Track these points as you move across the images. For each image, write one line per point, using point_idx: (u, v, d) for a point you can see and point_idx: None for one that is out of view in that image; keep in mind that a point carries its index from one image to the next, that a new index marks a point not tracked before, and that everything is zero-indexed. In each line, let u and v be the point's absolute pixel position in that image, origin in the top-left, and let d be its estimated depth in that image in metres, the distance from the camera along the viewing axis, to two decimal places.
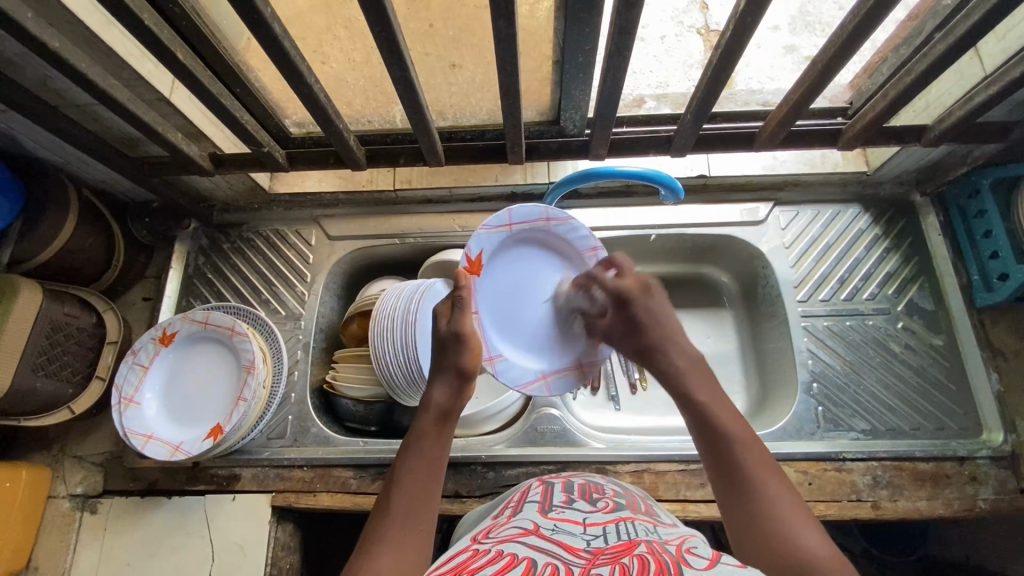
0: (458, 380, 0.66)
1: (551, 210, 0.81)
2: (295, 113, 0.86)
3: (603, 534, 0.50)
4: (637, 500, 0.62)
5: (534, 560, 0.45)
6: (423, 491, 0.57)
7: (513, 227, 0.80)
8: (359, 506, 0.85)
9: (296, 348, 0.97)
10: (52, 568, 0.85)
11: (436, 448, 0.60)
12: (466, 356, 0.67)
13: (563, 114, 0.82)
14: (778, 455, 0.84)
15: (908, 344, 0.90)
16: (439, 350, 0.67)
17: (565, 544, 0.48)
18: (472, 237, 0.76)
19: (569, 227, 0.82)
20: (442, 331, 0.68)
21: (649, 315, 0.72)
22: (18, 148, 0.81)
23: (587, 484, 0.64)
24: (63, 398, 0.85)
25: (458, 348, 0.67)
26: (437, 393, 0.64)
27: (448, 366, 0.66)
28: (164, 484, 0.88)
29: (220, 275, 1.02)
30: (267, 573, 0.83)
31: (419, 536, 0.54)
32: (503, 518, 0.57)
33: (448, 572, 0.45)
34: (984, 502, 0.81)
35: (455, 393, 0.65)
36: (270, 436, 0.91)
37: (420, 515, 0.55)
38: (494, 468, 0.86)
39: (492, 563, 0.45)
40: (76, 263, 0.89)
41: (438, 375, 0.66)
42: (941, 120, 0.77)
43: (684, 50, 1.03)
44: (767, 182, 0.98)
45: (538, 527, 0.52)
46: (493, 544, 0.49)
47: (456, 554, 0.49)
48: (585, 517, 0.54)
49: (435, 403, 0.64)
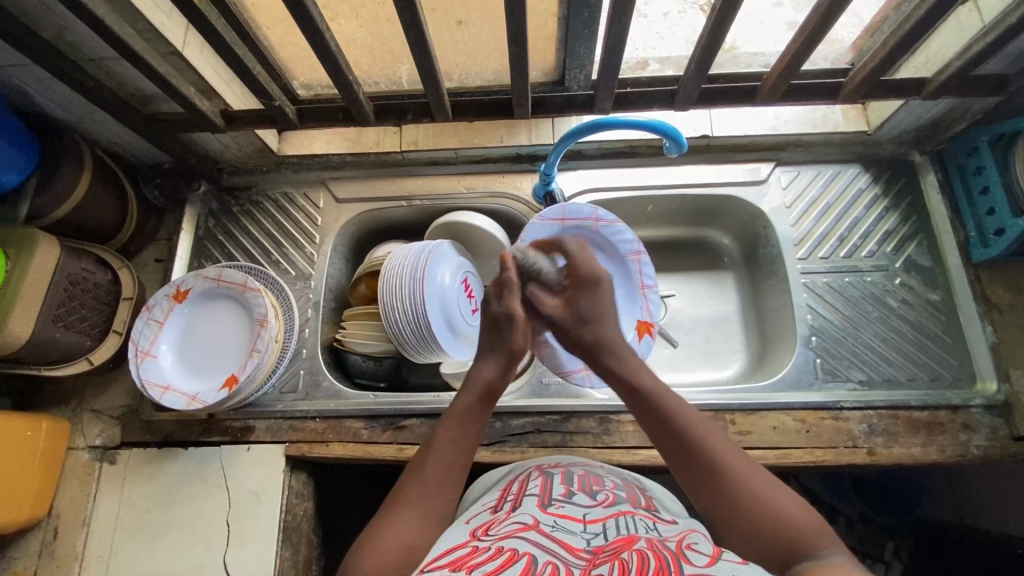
0: (507, 359, 0.68)
1: (600, 212, 0.93)
2: (302, 75, 0.88)
3: (603, 531, 0.53)
4: (637, 493, 0.65)
5: (534, 557, 0.48)
6: (457, 462, 0.60)
7: (566, 222, 0.93)
8: (370, 455, 0.88)
9: (306, 307, 0.99)
10: (74, 515, 0.89)
11: (474, 424, 0.63)
12: (518, 337, 0.69)
13: (567, 74, 0.84)
14: (778, 404, 0.86)
15: (905, 299, 0.93)
16: (490, 332, 0.70)
17: (565, 543, 0.51)
18: (529, 226, 0.91)
19: (617, 231, 0.95)
20: (493, 313, 0.70)
21: (598, 301, 0.71)
22: (33, 105, 0.83)
23: (587, 475, 0.67)
24: (81, 350, 0.87)
25: (510, 331, 0.68)
26: (486, 372, 0.67)
27: (500, 346, 0.69)
28: (180, 436, 0.91)
29: (231, 237, 1.04)
30: (283, 518, 0.86)
31: (442, 503, 0.57)
32: (502, 513, 0.58)
33: (448, 566, 0.47)
34: (976, 449, 0.83)
35: (503, 371, 0.67)
36: (283, 389, 0.93)
37: (447, 486, 0.59)
38: (500, 418, 0.89)
39: (491, 560, 0.47)
40: (92, 221, 0.91)
41: (490, 353, 0.69)
42: (940, 72, 0.78)
43: (687, 27, 0.96)
44: (769, 142, 0.99)
45: (538, 522, 0.54)
46: (493, 541, 0.51)
47: (455, 549, 0.51)
48: (585, 513, 0.56)
49: (483, 380, 0.66)
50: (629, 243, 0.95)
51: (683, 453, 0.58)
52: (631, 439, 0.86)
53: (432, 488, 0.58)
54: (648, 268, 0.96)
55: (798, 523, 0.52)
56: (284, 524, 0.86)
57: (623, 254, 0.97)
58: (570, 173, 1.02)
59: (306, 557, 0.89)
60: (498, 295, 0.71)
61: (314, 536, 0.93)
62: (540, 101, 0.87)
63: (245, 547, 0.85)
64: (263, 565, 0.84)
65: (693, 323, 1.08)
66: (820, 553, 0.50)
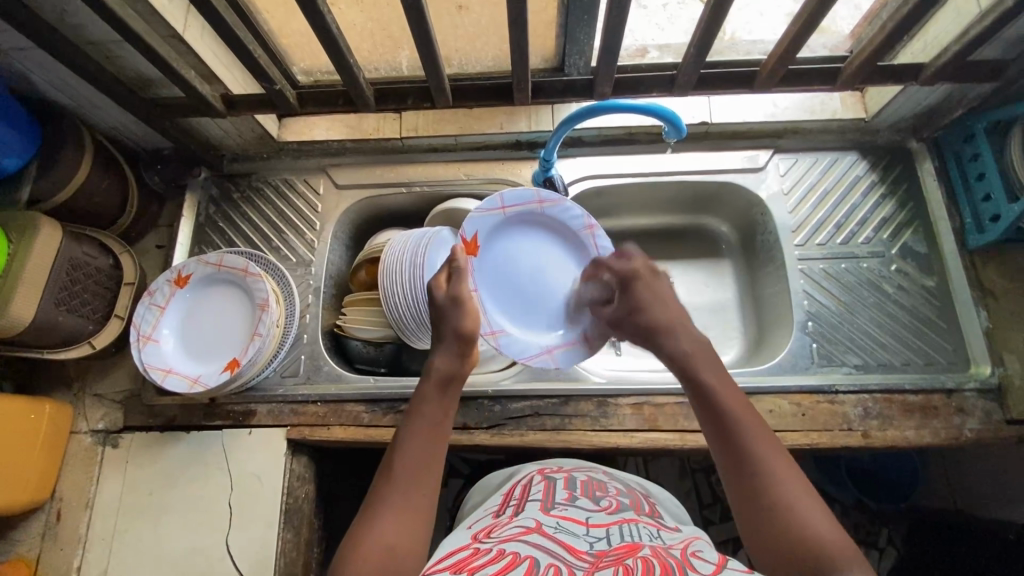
0: (459, 346, 0.69)
1: (542, 193, 0.92)
2: (302, 61, 0.88)
3: (606, 536, 0.54)
4: (640, 500, 0.67)
5: (537, 560, 0.48)
6: (427, 455, 0.60)
7: (506, 210, 0.90)
8: (370, 438, 0.89)
9: (307, 293, 1.00)
10: (77, 498, 0.89)
11: (439, 413, 0.64)
12: (466, 321, 0.71)
13: (567, 60, 0.85)
14: (774, 388, 0.87)
15: (900, 285, 0.93)
16: (439, 321, 0.72)
17: (568, 545, 0.52)
18: (466, 220, 0.87)
19: (562, 207, 0.93)
20: (440, 300, 0.73)
21: (646, 292, 0.74)
22: (34, 90, 0.83)
23: (590, 481, 0.68)
24: (84, 334, 0.88)
25: (458, 315, 0.71)
26: (439, 361, 0.68)
27: (448, 332, 0.70)
28: (182, 420, 0.92)
29: (231, 223, 1.04)
30: (285, 501, 0.87)
31: (421, 499, 0.57)
32: (504, 515, 0.60)
33: (450, 568, 0.48)
34: (969, 432, 0.84)
35: (457, 359, 0.69)
36: (284, 373, 0.94)
37: (423, 480, 0.58)
38: (500, 402, 0.90)
39: (494, 562, 0.48)
40: (93, 207, 0.92)
41: (442, 344, 0.70)
42: (937, 58, 0.79)
43: (687, 18, 0.97)
44: (768, 129, 1.00)
45: (541, 524, 0.55)
46: (495, 543, 0.52)
47: (458, 551, 0.52)
48: (588, 516, 0.58)
49: (437, 371, 0.67)
50: (579, 218, 0.93)
51: (725, 441, 0.57)
52: (629, 422, 0.87)
53: (408, 483, 0.57)
54: (602, 240, 0.94)
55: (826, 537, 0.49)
56: (286, 506, 0.87)
57: (575, 230, 0.95)
58: (570, 159, 1.03)
59: (308, 539, 0.90)
60: (449, 282, 0.76)
61: (316, 519, 0.94)
62: (540, 86, 0.87)
63: (247, 529, 0.86)
64: (265, 547, 0.85)
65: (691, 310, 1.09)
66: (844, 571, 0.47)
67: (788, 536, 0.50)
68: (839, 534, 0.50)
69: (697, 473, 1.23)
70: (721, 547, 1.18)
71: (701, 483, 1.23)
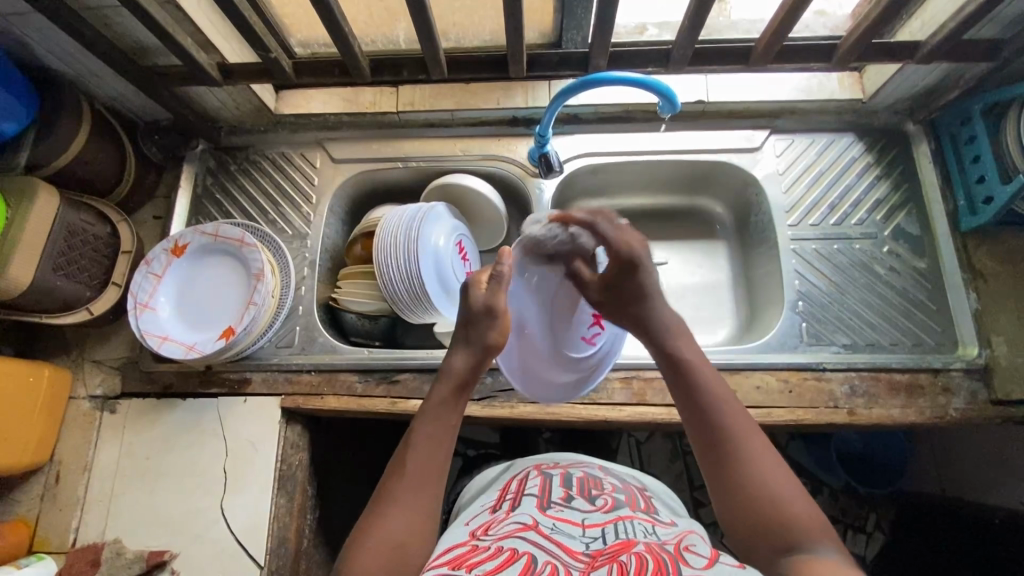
0: (482, 353, 0.67)
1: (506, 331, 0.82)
2: (299, 33, 0.89)
3: (601, 535, 0.55)
4: (636, 495, 0.67)
5: (534, 556, 0.50)
6: (433, 459, 0.60)
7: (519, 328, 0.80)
8: (363, 408, 0.90)
9: (302, 266, 1.00)
10: (76, 462, 0.91)
11: (451, 415, 0.64)
12: (493, 334, 0.68)
13: (565, 36, 0.87)
14: (762, 364, 0.89)
15: (892, 267, 0.94)
16: (467, 324, 0.69)
17: (564, 546, 0.52)
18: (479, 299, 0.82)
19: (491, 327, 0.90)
20: (475, 305, 0.68)
21: (643, 281, 0.71)
22: (32, 55, 0.83)
23: (586, 478, 0.69)
24: (82, 300, 0.90)
25: (488, 325, 0.68)
26: (457, 363, 0.66)
27: (474, 340, 0.68)
28: (178, 386, 0.93)
29: (228, 196, 1.05)
30: (279, 467, 0.89)
31: (424, 503, 0.58)
32: (502, 512, 0.61)
33: (447, 563, 0.50)
34: (955, 411, 0.85)
35: (475, 364, 0.67)
36: (279, 344, 0.95)
37: (427, 482, 0.59)
38: (491, 373, 0.91)
39: (491, 559, 0.49)
40: (90, 176, 0.92)
41: (461, 344, 0.68)
42: (933, 35, 0.79)
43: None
44: (766, 109, 1.00)
45: (537, 523, 0.56)
46: (493, 541, 0.53)
47: (455, 547, 0.53)
48: (583, 517, 0.59)
49: (455, 372, 0.66)
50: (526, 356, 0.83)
51: (698, 426, 0.61)
52: (617, 396, 0.89)
53: (410, 483, 0.58)
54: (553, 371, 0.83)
55: (798, 516, 0.54)
56: (280, 472, 0.89)
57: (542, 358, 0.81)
58: (566, 137, 1.03)
59: (301, 505, 0.92)
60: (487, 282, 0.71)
61: (309, 487, 0.96)
62: (535, 59, 0.88)
63: (241, 494, 0.88)
64: (259, 512, 0.87)
65: (683, 291, 1.09)
66: (812, 547, 0.52)
67: (763, 515, 0.55)
68: (812, 513, 0.54)
69: (688, 455, 1.25)
70: (709, 527, 1.20)
71: (691, 466, 1.24)
